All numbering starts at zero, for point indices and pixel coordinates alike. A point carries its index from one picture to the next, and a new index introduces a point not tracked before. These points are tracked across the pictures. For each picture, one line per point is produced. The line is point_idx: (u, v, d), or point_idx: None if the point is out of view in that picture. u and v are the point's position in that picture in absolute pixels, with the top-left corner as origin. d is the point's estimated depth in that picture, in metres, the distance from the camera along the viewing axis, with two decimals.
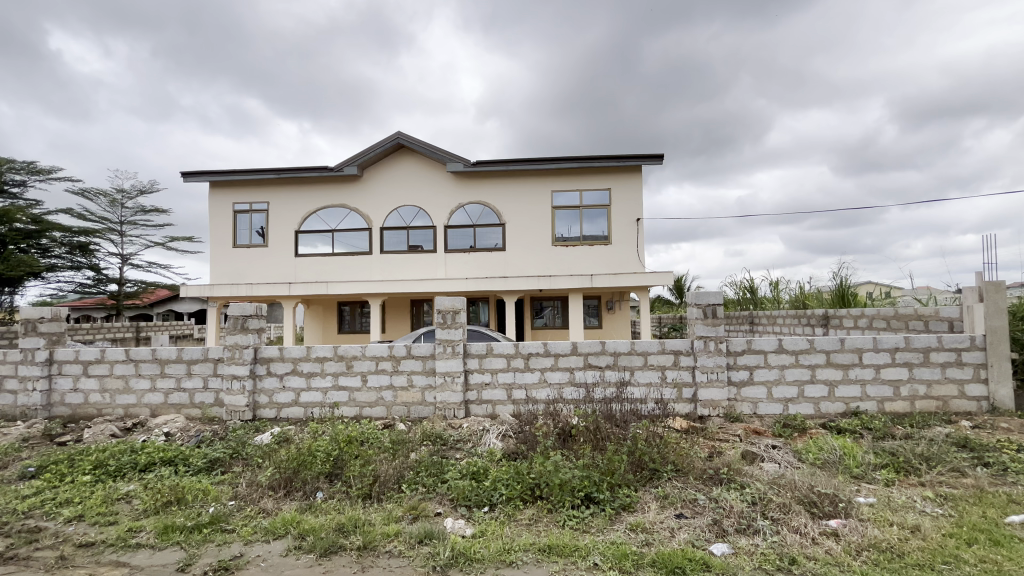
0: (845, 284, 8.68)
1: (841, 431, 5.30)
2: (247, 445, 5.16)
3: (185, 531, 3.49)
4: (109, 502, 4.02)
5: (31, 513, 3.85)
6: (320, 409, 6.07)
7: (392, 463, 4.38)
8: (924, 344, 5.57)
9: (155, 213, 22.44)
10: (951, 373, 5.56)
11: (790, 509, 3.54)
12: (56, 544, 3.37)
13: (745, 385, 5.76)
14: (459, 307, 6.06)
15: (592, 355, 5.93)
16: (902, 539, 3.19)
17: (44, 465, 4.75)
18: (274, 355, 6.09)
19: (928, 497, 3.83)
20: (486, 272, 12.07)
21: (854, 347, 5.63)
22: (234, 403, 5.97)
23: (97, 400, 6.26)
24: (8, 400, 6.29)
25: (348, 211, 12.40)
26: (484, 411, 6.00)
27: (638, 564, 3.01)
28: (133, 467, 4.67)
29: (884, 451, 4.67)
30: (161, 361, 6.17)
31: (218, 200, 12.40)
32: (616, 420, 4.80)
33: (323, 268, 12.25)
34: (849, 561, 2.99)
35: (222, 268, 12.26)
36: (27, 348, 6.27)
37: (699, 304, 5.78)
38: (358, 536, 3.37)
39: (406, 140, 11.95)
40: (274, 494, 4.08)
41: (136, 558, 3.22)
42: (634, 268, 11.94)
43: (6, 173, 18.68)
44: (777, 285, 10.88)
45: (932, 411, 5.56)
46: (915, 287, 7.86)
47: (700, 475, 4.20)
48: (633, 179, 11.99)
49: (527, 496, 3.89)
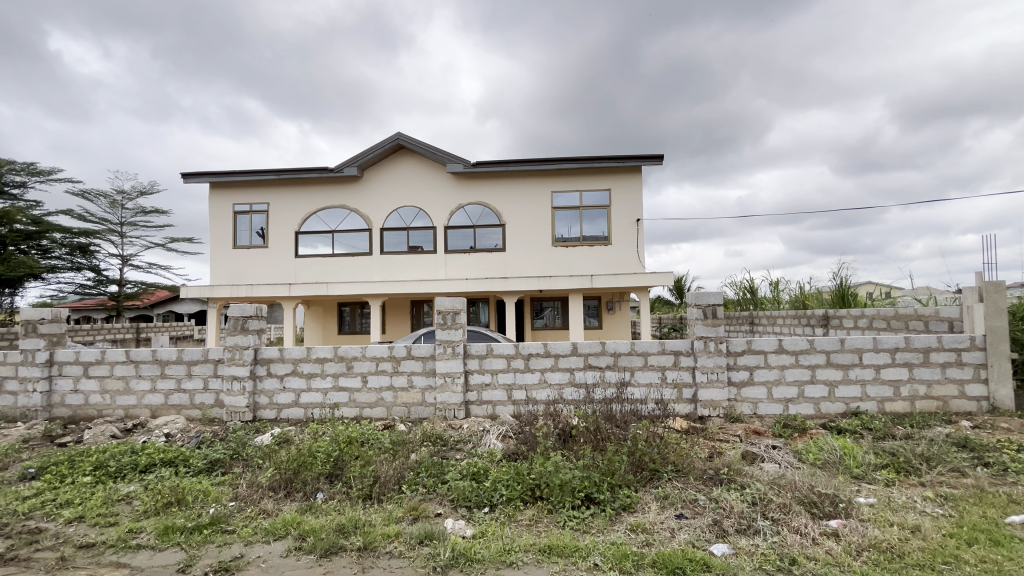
0: (845, 284, 8.69)
1: (841, 431, 5.30)
2: (248, 445, 5.17)
3: (185, 532, 3.49)
4: (109, 503, 4.02)
5: (31, 515, 3.85)
6: (320, 410, 6.07)
7: (392, 464, 4.38)
8: (924, 344, 5.57)
9: (155, 214, 22.47)
10: (951, 373, 5.56)
11: (791, 510, 3.54)
12: (55, 546, 3.37)
13: (745, 385, 5.76)
14: (459, 308, 6.07)
15: (592, 356, 5.94)
16: (902, 539, 3.19)
17: (45, 467, 4.75)
18: (274, 356, 6.10)
19: (928, 497, 3.83)
20: (486, 273, 12.08)
21: (854, 347, 5.63)
22: (234, 404, 5.97)
23: (97, 401, 6.27)
24: (8, 401, 6.29)
25: (348, 212, 12.40)
26: (484, 411, 6.00)
27: (638, 565, 3.01)
28: (133, 468, 4.67)
29: (884, 451, 4.68)
30: (161, 362, 6.18)
31: (218, 201, 12.41)
32: (616, 420, 4.80)
33: (323, 269, 12.26)
34: (849, 561, 2.99)
35: (222, 270, 12.26)
36: (27, 349, 6.27)
37: (699, 304, 5.78)
38: (358, 537, 3.37)
39: (405, 141, 11.95)
40: (275, 494, 4.09)
41: (137, 560, 3.22)
42: (634, 268, 11.94)
43: (6, 175, 18.70)
44: (777, 285, 10.89)
45: (932, 411, 5.56)
46: (915, 287, 7.87)
47: (700, 476, 4.20)
48: (632, 179, 11.99)
49: (527, 496, 3.89)
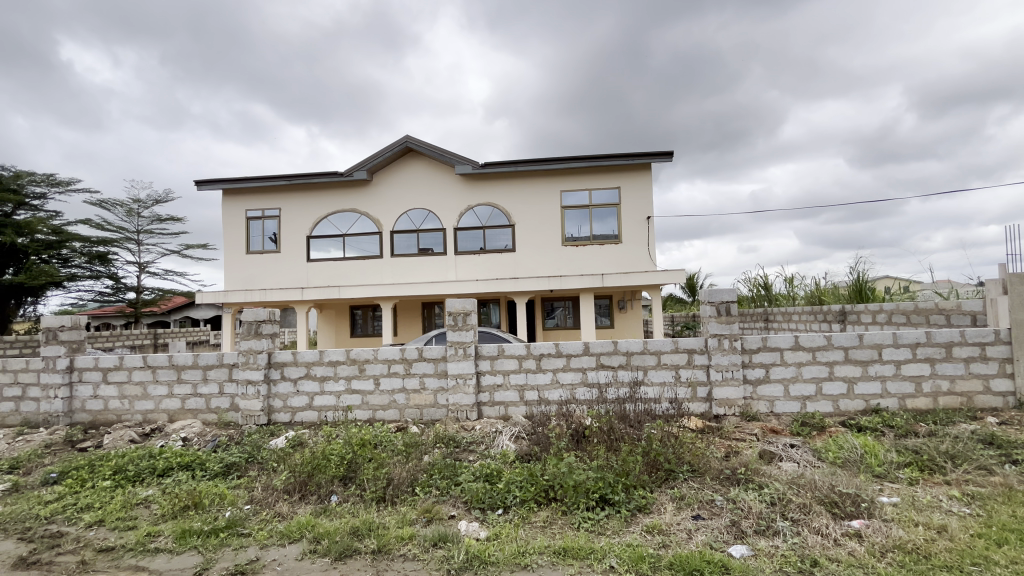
0: (862, 279, 8.52)
1: (861, 429, 5.19)
2: (262, 449, 5.22)
3: (202, 536, 3.51)
4: (127, 506, 4.08)
5: (53, 519, 3.93)
6: (335, 413, 6.10)
7: (406, 466, 4.38)
8: (946, 339, 5.42)
9: (170, 222, 22.70)
10: (975, 368, 5.41)
11: (811, 510, 3.46)
12: (77, 549, 3.43)
13: (762, 383, 5.67)
14: (470, 309, 6.03)
15: (604, 355, 5.89)
16: (928, 540, 3.09)
17: (66, 471, 4.82)
18: (287, 359, 6.16)
19: (954, 496, 3.73)
20: (497, 274, 12.09)
21: (873, 342, 5.50)
22: (249, 408, 6.05)
23: (116, 406, 6.37)
24: (31, 408, 6.42)
25: (358, 215, 12.48)
26: (496, 412, 5.98)
27: (655, 566, 2.97)
28: (151, 472, 4.74)
29: (906, 449, 4.56)
30: (178, 367, 6.26)
31: (231, 206, 12.57)
32: (629, 420, 4.74)
33: (334, 271, 12.34)
34: (873, 563, 2.91)
35: (236, 275, 12.42)
36: (48, 356, 6.37)
37: (713, 302, 5.69)
38: (372, 540, 3.36)
39: (415, 144, 12.00)
40: (290, 498, 4.11)
41: (155, 563, 3.25)
42: (645, 266, 11.82)
43: (28, 186, 19.10)
44: (792, 282, 10.68)
45: (956, 408, 5.40)
46: (936, 280, 7.70)
47: (717, 476, 4.12)
48: (641, 176, 11.90)
49: (541, 498, 3.86)
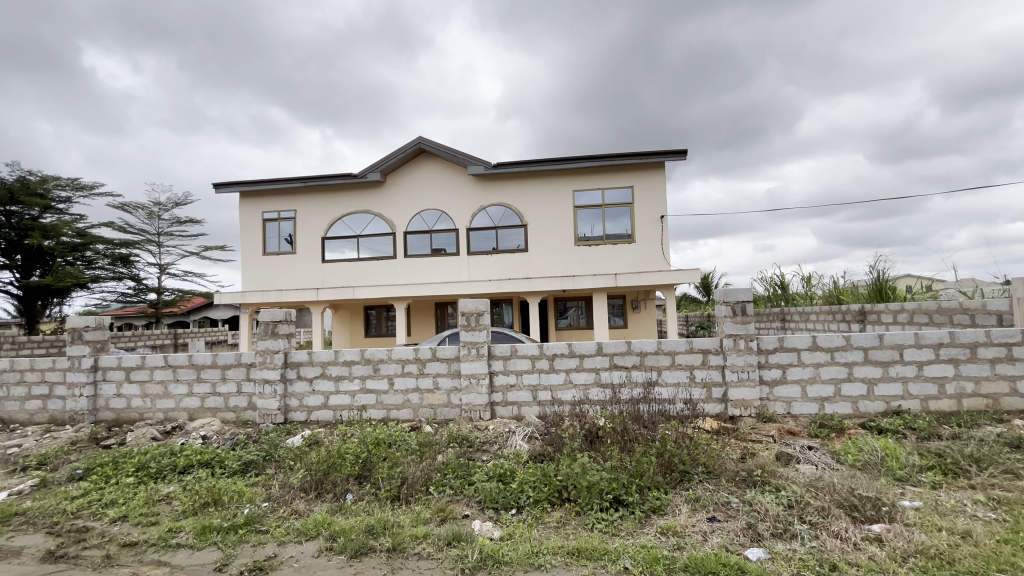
0: (883, 277, 8.33)
1: (882, 432, 5.09)
2: (279, 447, 5.30)
3: (221, 532, 3.58)
4: (150, 503, 4.17)
5: (79, 514, 4.04)
6: (349, 413, 6.17)
7: (420, 465, 4.41)
8: (971, 339, 5.28)
9: (189, 224, 23.15)
10: (1002, 369, 5.26)
11: (829, 513, 3.41)
12: (102, 544, 3.52)
13: (778, 384, 5.58)
14: (483, 309, 6.05)
15: (617, 355, 5.85)
16: (952, 545, 3.02)
17: (91, 468, 4.96)
18: (303, 359, 6.25)
19: (979, 500, 3.63)
20: (509, 274, 12.10)
21: (894, 343, 5.39)
22: (266, 407, 6.15)
23: (138, 405, 6.53)
24: (57, 405, 6.61)
25: (372, 217, 12.60)
26: (509, 412, 5.99)
27: (670, 568, 2.95)
28: (172, 469, 4.84)
29: (929, 452, 4.45)
30: (197, 366, 6.39)
31: (248, 209, 12.79)
32: (643, 421, 4.72)
33: (348, 272, 12.47)
34: (895, 567, 2.85)
35: (253, 276, 12.64)
36: (74, 355, 6.55)
37: (728, 302, 5.62)
38: (386, 538, 3.40)
39: (428, 145, 12.08)
40: (306, 495, 4.17)
41: (177, 558, 3.33)
42: (659, 266, 11.73)
43: (53, 190, 19.67)
44: (809, 281, 10.49)
45: (982, 410, 5.26)
46: (960, 279, 7.50)
47: (732, 478, 4.08)
48: (655, 175, 11.81)
49: (554, 498, 3.87)
